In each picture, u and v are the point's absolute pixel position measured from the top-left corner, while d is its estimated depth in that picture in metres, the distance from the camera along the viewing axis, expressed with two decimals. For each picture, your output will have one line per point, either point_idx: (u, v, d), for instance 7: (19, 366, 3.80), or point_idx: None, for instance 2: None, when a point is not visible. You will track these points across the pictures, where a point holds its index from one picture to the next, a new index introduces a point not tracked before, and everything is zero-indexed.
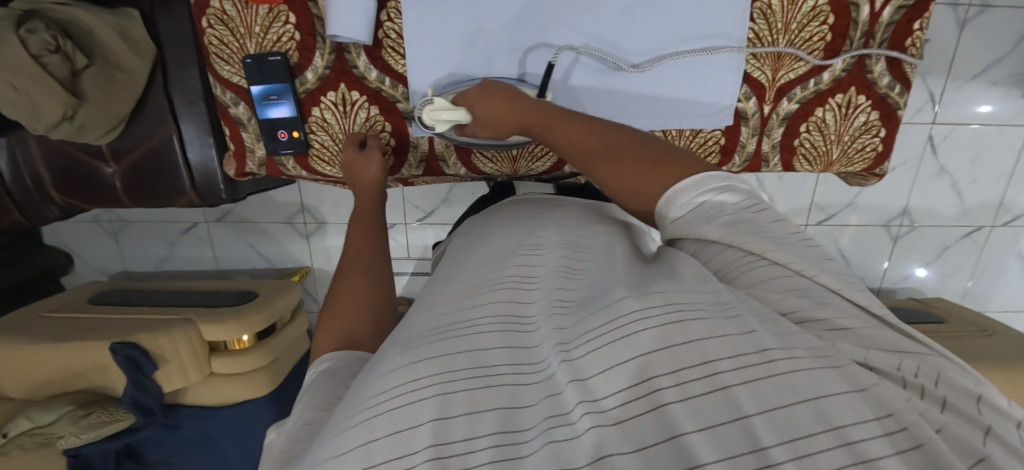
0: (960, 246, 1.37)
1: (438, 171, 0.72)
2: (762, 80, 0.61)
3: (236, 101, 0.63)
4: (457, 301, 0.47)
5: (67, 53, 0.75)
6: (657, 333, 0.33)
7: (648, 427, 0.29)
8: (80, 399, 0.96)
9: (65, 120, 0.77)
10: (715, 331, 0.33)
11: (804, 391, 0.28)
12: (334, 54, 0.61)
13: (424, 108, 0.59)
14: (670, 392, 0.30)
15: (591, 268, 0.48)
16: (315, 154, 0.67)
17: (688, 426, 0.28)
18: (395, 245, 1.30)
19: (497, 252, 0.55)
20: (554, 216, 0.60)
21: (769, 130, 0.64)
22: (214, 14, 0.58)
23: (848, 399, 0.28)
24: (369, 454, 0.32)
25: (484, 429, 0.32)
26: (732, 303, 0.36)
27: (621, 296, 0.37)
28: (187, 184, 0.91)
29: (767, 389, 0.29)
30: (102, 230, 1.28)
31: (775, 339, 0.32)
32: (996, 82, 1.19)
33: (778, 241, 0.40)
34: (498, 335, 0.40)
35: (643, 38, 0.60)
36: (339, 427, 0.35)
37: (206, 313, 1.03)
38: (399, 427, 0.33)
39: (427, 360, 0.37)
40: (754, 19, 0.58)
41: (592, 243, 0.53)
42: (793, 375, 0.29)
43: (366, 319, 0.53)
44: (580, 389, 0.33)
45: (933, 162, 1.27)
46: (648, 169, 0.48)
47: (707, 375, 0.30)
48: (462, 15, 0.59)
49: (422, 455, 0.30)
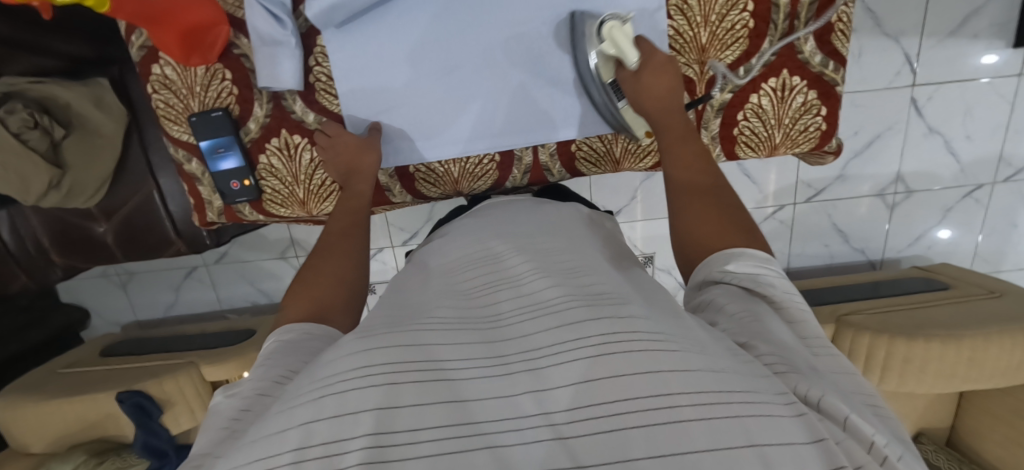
0: (962, 206, 1.32)
1: (386, 200, 0.78)
2: (691, 75, 0.63)
3: (189, 158, 0.70)
4: (437, 303, 0.46)
5: (45, 127, 0.80)
6: (621, 358, 0.31)
7: (598, 446, 0.27)
8: (93, 448, 1.05)
9: (53, 188, 0.82)
10: (682, 364, 0.30)
11: (753, 436, 0.26)
12: (272, 103, 0.66)
13: (610, 23, 0.56)
14: (626, 417, 0.28)
15: (569, 270, 0.47)
16: (268, 199, 0.72)
17: (637, 452, 0.26)
18: (387, 268, 1.33)
19: (479, 269, 0.53)
20: (532, 237, 0.58)
21: (706, 122, 0.65)
22: (158, 80, 0.65)
23: (792, 450, 0.26)
24: (309, 434, 0.28)
25: (430, 422, 0.29)
26: (706, 342, 0.35)
27: (597, 315, 0.35)
28: (172, 234, 0.96)
29: (720, 431, 0.26)
30: (112, 283, 1.34)
31: (739, 379, 0.30)
32: (977, 35, 1.14)
33: (804, 319, 0.43)
34: (463, 337, 0.39)
35: (557, 50, 0.64)
36: (287, 402, 0.33)
37: (206, 355, 1.06)
38: (342, 412, 0.29)
39: (384, 346, 0.34)
40: (671, 16, 0.59)
41: (579, 260, 0.51)
42: (749, 418, 0.27)
43: (339, 305, 0.53)
44: (535, 400, 0.30)
45: (921, 123, 1.23)
46: (712, 216, 0.53)
47: (664, 407, 0.28)
48: (391, 49, 0.63)
49: (360, 442, 0.27)
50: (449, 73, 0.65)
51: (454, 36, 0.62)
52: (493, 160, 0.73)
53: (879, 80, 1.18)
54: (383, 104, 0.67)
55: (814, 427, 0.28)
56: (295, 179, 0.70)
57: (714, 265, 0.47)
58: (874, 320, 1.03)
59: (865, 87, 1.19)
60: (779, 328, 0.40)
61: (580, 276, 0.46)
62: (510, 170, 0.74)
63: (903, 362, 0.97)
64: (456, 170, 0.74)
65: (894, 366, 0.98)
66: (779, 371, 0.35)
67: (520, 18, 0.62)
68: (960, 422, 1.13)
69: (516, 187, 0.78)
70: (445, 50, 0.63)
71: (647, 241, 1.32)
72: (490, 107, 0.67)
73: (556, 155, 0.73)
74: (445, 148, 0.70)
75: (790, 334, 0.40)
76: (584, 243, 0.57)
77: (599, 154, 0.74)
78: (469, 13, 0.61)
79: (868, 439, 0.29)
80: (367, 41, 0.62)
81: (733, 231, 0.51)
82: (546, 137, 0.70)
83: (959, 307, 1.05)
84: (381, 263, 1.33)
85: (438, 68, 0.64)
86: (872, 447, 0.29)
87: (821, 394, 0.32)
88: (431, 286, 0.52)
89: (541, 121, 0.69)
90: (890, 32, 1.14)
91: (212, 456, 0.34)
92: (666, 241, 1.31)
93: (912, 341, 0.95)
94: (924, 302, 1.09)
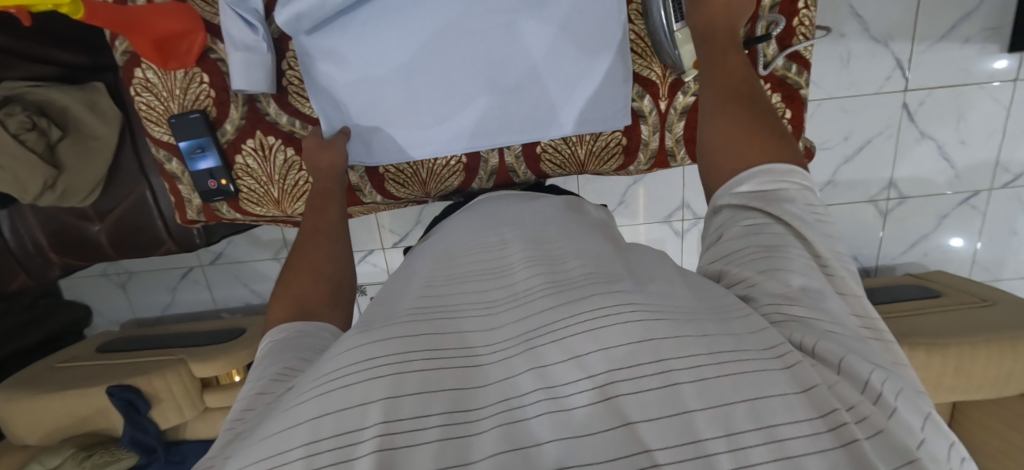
0: (959, 213, 1.29)
1: (357, 200, 0.80)
2: (653, 77, 0.68)
3: (169, 158, 0.73)
4: (427, 292, 0.46)
5: (42, 128, 0.83)
6: (620, 328, 0.31)
7: (597, 413, 0.27)
8: (82, 442, 1.07)
9: (48, 188, 0.86)
10: (674, 332, 0.31)
11: (746, 391, 0.28)
12: (247, 105, 0.69)
13: None
14: (623, 385, 0.28)
15: (558, 258, 0.49)
16: (245, 198, 0.75)
17: (636, 416, 0.27)
18: (378, 269, 1.35)
19: (477, 256, 0.54)
20: (529, 225, 0.60)
21: (669, 125, 0.71)
22: (139, 83, 0.68)
23: (785, 400, 0.27)
24: (318, 429, 0.28)
25: (436, 407, 0.30)
26: (694, 311, 0.35)
27: (588, 294, 0.36)
28: (164, 233, 0.99)
29: (714, 390, 0.28)
30: (111, 283, 1.37)
31: (730, 342, 0.31)
32: (968, 39, 1.13)
33: (822, 238, 0.40)
34: (464, 325, 0.39)
35: (522, 56, 0.65)
36: (292, 401, 0.33)
37: (197, 352, 1.09)
38: (349, 404, 0.30)
39: (386, 340, 0.34)
40: (632, 21, 0.65)
41: (567, 248, 0.51)
42: (739, 377, 0.28)
43: (325, 292, 0.54)
44: (537, 377, 0.31)
45: (913, 128, 1.22)
46: (744, 119, 0.47)
47: (660, 372, 0.29)
48: (369, 54, 0.65)
49: (371, 432, 0.27)
50: (431, 75, 0.66)
51: (430, 41, 0.64)
52: (460, 162, 0.75)
53: (867, 85, 1.18)
54: (368, 106, 0.69)
55: (804, 377, 0.29)
56: (270, 179, 0.73)
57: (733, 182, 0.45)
58: None
59: (854, 92, 1.19)
60: (793, 255, 0.39)
61: (565, 262, 0.47)
62: (476, 172, 0.76)
63: None
64: (424, 171, 0.76)
65: None
66: (777, 321, 0.36)
67: (479, 27, 0.64)
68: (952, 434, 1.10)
69: (483, 189, 0.79)
70: (424, 53, 0.65)
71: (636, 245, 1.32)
72: (477, 110, 0.69)
73: (522, 157, 0.74)
74: (436, 146, 0.72)
75: (804, 259, 0.39)
76: (574, 233, 0.56)
77: (564, 157, 0.75)
78: (444, 17, 0.63)
79: (862, 380, 0.30)
80: (346, 46, 0.65)
81: (762, 142, 0.46)
82: (535, 137, 0.71)
83: (949, 315, 1.03)
84: (372, 265, 1.35)
85: (419, 70, 0.66)
86: (867, 387, 0.30)
87: (815, 340, 0.33)
88: (425, 272, 0.52)
89: (527, 123, 0.70)
90: (878, 38, 1.14)
91: (219, 457, 0.34)
92: (656, 245, 1.32)
93: None
94: (914, 311, 1.08)
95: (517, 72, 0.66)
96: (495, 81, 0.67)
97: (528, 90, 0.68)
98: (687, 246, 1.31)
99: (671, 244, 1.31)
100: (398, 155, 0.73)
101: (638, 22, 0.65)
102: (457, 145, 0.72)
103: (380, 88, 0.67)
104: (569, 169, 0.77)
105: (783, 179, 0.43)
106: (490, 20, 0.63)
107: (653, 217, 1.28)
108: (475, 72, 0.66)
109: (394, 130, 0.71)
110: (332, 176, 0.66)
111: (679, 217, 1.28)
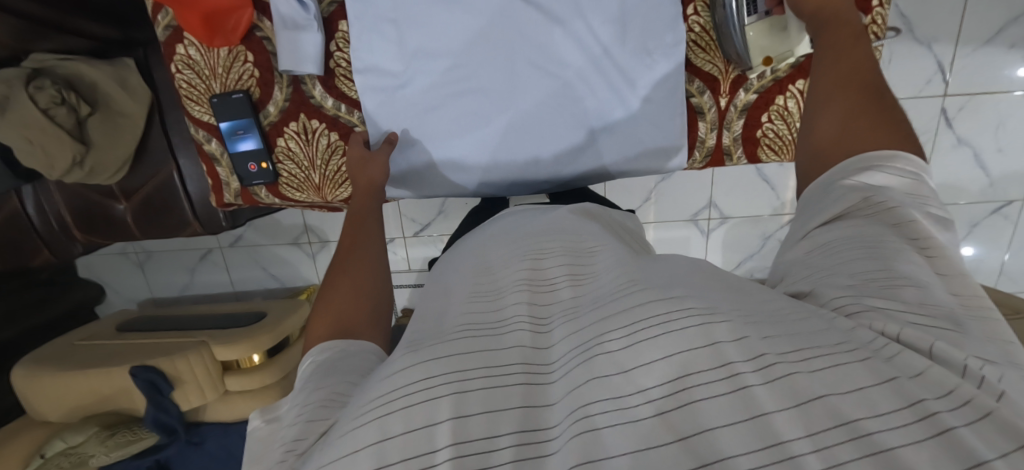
0: (990, 221, 1.27)
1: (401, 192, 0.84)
2: (715, 72, 0.68)
3: (209, 138, 0.75)
4: (467, 309, 0.42)
5: (72, 104, 0.81)
6: (680, 335, 0.28)
7: (677, 424, 0.25)
8: (107, 421, 1.08)
9: (77, 165, 0.83)
10: (733, 332, 0.28)
11: (806, 390, 0.24)
12: (292, 87, 0.71)
13: None
14: (699, 390, 0.26)
15: (599, 272, 0.44)
16: (284, 182, 0.78)
17: (714, 421, 0.24)
18: (397, 258, 1.34)
19: (515, 264, 0.48)
20: (545, 230, 0.54)
21: (728, 123, 0.70)
22: (181, 61, 0.69)
23: (859, 395, 0.24)
24: (385, 452, 0.26)
25: (505, 427, 0.28)
26: (751, 310, 0.32)
27: (642, 300, 0.32)
28: (190, 215, 0.98)
29: (784, 388, 0.25)
30: (130, 262, 1.36)
31: (789, 341, 0.28)
32: (1014, 45, 1.08)
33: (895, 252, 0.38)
34: (512, 340, 0.36)
35: (570, 57, 0.67)
36: (348, 423, 0.30)
37: (218, 335, 1.08)
38: (413, 426, 0.28)
39: (438, 357, 0.32)
40: (698, 12, 0.65)
41: (620, 256, 0.46)
42: (806, 375, 0.25)
43: (363, 322, 0.50)
44: (604, 387, 0.28)
45: (951, 134, 1.18)
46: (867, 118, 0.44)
47: (726, 376, 0.26)
48: (439, 46, 0.67)
49: (444, 454, 0.26)
50: (484, 66, 0.68)
51: (492, 46, 0.66)
52: (527, 145, 0.73)
53: (906, 89, 1.14)
54: (426, 109, 0.71)
55: (882, 368, 0.26)
56: (311, 164, 0.75)
57: (834, 175, 0.43)
58: None
59: (892, 96, 1.15)
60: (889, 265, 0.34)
61: (606, 274, 0.43)
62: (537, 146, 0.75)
63: None
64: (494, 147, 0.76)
65: None
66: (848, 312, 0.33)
67: (535, 30, 0.66)
68: None
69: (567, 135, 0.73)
70: (483, 58, 0.67)
71: (659, 243, 1.30)
72: (520, 100, 0.70)
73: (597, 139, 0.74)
74: (478, 156, 0.74)
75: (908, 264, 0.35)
76: (612, 236, 0.53)
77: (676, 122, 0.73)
78: (505, 12, 0.64)
79: (958, 363, 0.26)
80: (416, 41, 0.67)
81: (888, 135, 0.43)
82: (565, 147, 0.73)
83: None
84: (391, 253, 1.33)
85: (475, 61, 0.68)
86: (964, 370, 0.26)
87: (899, 327, 0.29)
88: (466, 281, 0.49)
89: (561, 127, 0.71)
90: (922, 39, 1.09)
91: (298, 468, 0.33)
92: (679, 243, 1.30)
93: None
94: None
95: (563, 76, 0.68)
96: (544, 72, 0.68)
97: (574, 97, 0.70)
98: (712, 246, 1.30)
99: (696, 243, 1.29)
100: (442, 137, 0.73)
101: (704, 14, 0.65)
102: (504, 146, 0.73)
103: (433, 81, 0.69)
104: (591, 175, 0.75)
105: (867, 178, 0.40)
106: (537, 24, 0.65)
107: (680, 216, 1.26)
108: (530, 66, 0.68)
109: (442, 131, 0.73)
110: (370, 192, 0.66)
111: (705, 216, 1.26)
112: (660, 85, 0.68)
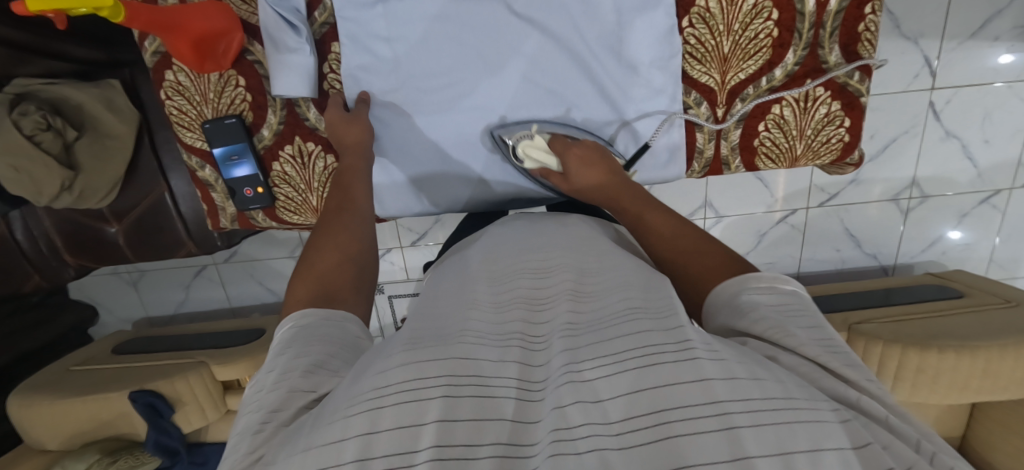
0: (979, 212, 1.29)
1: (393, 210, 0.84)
2: (711, 84, 0.68)
3: (202, 165, 0.74)
4: (472, 316, 0.41)
5: (57, 129, 0.79)
6: (673, 367, 0.29)
7: (653, 458, 0.24)
8: (107, 446, 1.06)
9: (65, 190, 0.82)
10: (724, 373, 0.28)
11: (789, 444, 0.24)
12: (285, 110, 0.70)
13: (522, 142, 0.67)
14: (679, 425, 0.25)
15: (600, 291, 0.44)
16: (281, 206, 0.77)
17: (697, 458, 0.23)
18: (394, 268, 1.33)
19: (525, 279, 0.48)
20: (551, 243, 0.55)
21: (725, 133, 0.71)
22: (170, 87, 0.68)
23: (842, 456, 0.23)
24: (369, 445, 0.27)
25: (487, 437, 0.27)
26: (756, 355, 0.32)
27: (648, 330, 0.34)
28: (184, 236, 0.97)
29: (771, 436, 0.24)
30: (122, 281, 1.34)
31: (781, 389, 0.28)
32: (999, 38, 1.10)
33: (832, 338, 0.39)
34: (511, 353, 0.35)
35: (564, 71, 0.67)
36: (333, 413, 0.30)
37: (217, 354, 1.07)
38: (400, 424, 0.28)
39: (433, 361, 0.32)
40: (694, 24, 0.64)
41: (630, 275, 0.46)
42: (792, 425, 0.25)
43: (344, 281, 0.49)
44: (587, 409, 0.28)
45: (940, 127, 1.19)
46: (698, 248, 0.47)
47: (715, 415, 0.25)
48: (436, 61, 0.66)
49: (424, 455, 0.25)
50: (481, 78, 0.67)
51: (483, 57, 0.66)
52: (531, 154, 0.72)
53: (895, 83, 1.14)
54: (426, 120, 0.71)
55: (858, 432, 0.26)
56: (308, 187, 0.75)
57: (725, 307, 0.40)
58: (888, 330, 1.02)
59: (882, 92, 1.16)
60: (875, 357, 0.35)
61: (608, 294, 0.43)
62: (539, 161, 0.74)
63: (915, 373, 0.96)
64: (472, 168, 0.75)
65: (906, 376, 0.97)
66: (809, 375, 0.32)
67: (530, 45, 0.65)
68: (971, 432, 1.12)
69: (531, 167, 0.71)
70: (478, 70, 0.67)
71: None
72: (517, 106, 0.70)
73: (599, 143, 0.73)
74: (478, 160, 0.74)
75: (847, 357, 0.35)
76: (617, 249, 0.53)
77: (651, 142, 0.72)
78: (498, 25, 0.64)
79: (913, 438, 0.28)
80: (411, 57, 0.66)
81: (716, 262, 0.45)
82: None
83: (971, 317, 1.04)
84: (388, 263, 1.33)
85: (472, 72, 0.67)
86: (918, 446, 0.27)
87: (856, 393, 0.30)
88: (478, 286, 0.48)
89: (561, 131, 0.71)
90: (909, 35, 1.10)
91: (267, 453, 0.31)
92: None
93: (924, 351, 0.94)
94: (938, 312, 1.08)
95: (557, 84, 0.68)
96: (537, 80, 0.68)
97: (570, 107, 0.70)
98: None
99: None
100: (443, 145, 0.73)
101: (699, 27, 0.64)
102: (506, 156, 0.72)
103: (429, 93, 0.68)
104: None
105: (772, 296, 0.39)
106: (526, 33, 0.64)
107: None
108: (525, 75, 0.67)
109: (443, 141, 0.72)
110: (360, 152, 0.65)
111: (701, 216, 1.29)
112: (651, 92, 0.69)
